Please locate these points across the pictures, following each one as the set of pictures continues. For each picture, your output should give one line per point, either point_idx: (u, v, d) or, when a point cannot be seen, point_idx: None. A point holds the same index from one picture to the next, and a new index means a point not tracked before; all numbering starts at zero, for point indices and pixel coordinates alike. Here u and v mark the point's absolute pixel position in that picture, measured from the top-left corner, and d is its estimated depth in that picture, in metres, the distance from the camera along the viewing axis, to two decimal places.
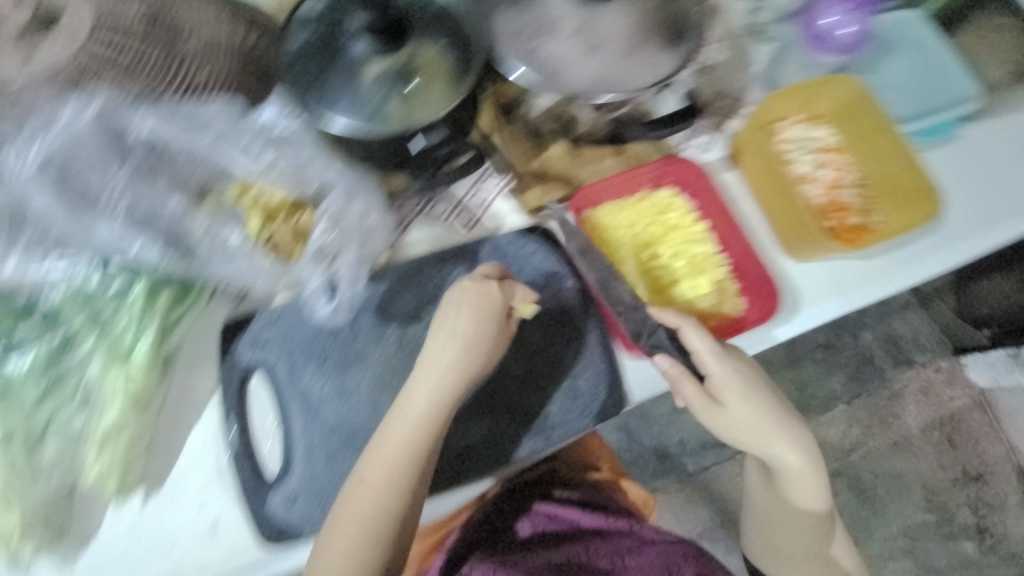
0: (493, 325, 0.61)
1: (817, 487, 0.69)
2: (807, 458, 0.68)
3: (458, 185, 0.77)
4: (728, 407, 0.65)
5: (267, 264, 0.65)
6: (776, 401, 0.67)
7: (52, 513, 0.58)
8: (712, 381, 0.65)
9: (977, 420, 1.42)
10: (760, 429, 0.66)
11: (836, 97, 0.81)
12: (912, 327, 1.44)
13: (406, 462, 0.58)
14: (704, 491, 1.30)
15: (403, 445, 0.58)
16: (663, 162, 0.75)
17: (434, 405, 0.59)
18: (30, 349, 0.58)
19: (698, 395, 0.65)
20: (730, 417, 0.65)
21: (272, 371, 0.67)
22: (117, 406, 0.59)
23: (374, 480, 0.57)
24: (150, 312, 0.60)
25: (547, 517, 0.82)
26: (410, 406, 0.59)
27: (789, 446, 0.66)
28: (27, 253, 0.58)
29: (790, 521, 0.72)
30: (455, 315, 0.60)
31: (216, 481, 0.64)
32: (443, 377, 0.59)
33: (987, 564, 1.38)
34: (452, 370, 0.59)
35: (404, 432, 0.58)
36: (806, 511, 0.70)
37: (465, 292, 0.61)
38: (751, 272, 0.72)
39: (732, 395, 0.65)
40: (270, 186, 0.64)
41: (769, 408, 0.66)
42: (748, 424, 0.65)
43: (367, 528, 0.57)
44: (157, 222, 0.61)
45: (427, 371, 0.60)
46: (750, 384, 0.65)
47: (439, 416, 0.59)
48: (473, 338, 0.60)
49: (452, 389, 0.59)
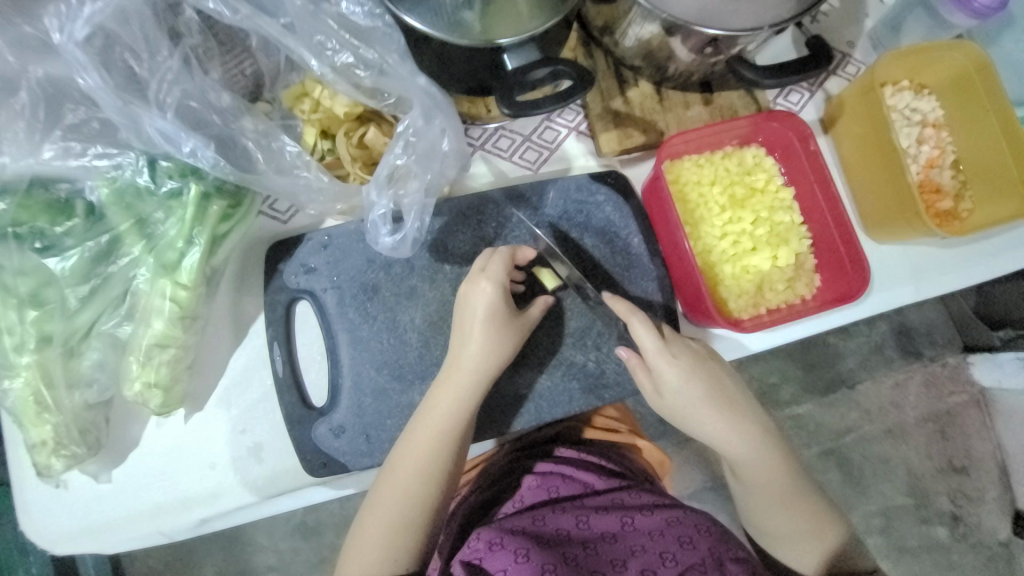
0: (511, 334, 0.59)
1: (786, 472, 0.63)
2: (751, 442, 0.62)
3: (526, 119, 0.71)
4: (665, 398, 0.62)
5: (326, 180, 0.58)
6: (713, 383, 0.62)
7: (90, 424, 0.57)
8: (654, 372, 0.61)
9: (971, 417, 1.17)
10: (704, 418, 0.62)
11: (950, 68, 0.74)
12: (925, 317, 1.17)
13: (428, 470, 0.57)
14: (681, 444, 1.13)
15: (424, 452, 0.57)
16: (760, 116, 0.67)
17: (456, 412, 0.58)
18: (73, 249, 0.54)
19: (648, 383, 0.62)
20: (665, 406, 0.63)
21: (321, 300, 0.63)
22: (163, 318, 0.56)
23: (398, 488, 0.57)
24: (199, 222, 0.55)
25: (558, 478, 0.71)
26: (430, 413, 0.58)
27: (726, 433, 0.62)
28: (69, 140, 0.52)
29: (776, 519, 0.64)
30: (474, 323, 0.58)
31: (259, 404, 0.62)
32: (462, 383, 0.58)
33: (958, 552, 1.17)
34: (474, 377, 0.58)
35: (425, 439, 0.57)
36: (791, 502, 0.64)
37: (485, 295, 0.58)
38: (840, 248, 0.66)
39: (670, 386, 0.61)
40: (333, 93, 0.57)
41: (704, 395, 0.61)
42: (690, 414, 0.62)
43: (395, 538, 0.57)
44: (210, 121, 0.53)
45: (447, 379, 0.58)
46: (685, 370, 0.61)
47: (461, 425, 0.58)
48: (495, 348, 0.58)
49: (474, 396, 0.58)
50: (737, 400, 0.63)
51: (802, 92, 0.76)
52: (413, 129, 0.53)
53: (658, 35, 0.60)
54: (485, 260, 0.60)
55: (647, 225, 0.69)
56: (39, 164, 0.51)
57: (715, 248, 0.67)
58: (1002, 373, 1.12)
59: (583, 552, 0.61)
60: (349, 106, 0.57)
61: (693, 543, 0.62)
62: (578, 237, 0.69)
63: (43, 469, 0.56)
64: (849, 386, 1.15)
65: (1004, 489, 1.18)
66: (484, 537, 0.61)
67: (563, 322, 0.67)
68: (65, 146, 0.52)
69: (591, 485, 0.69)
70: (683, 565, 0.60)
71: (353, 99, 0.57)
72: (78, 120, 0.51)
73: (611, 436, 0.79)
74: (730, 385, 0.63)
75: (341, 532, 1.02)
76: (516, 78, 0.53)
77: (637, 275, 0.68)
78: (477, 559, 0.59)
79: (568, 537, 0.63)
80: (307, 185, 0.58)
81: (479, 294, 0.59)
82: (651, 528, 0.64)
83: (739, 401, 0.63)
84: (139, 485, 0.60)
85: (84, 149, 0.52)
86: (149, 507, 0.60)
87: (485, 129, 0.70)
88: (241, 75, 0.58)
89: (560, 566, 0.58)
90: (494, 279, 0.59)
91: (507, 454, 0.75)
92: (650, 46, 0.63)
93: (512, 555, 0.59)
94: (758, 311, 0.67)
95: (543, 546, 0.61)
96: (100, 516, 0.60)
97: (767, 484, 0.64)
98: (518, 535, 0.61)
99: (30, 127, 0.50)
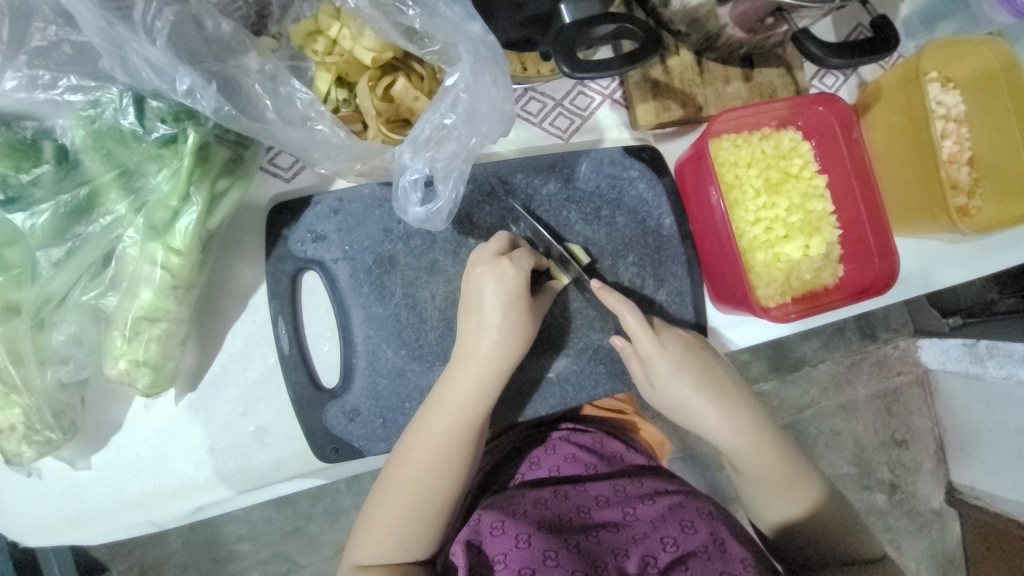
0: (530, 323, 0.56)
1: (783, 456, 0.62)
2: (741, 429, 0.61)
3: (559, 82, 0.64)
4: (656, 387, 0.61)
5: (342, 136, 0.50)
6: (700, 368, 0.61)
7: (64, 406, 0.51)
8: (646, 362, 0.60)
9: (915, 396, 1.23)
10: (699, 408, 0.61)
11: (975, 64, 0.73)
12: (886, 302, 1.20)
13: (442, 463, 0.53)
14: (658, 417, 1.08)
15: (439, 446, 0.53)
16: (802, 99, 0.64)
17: (473, 404, 0.54)
18: (43, 204, 0.46)
19: (639, 374, 0.62)
20: (657, 396, 0.62)
21: (330, 271, 0.57)
22: (152, 288, 0.49)
23: (409, 480, 0.53)
24: (196, 175, 0.47)
25: (559, 456, 0.66)
26: (445, 403, 0.53)
27: (719, 420, 0.61)
28: (35, 67, 0.43)
29: (785, 506, 0.62)
30: (491, 308, 0.54)
31: (261, 385, 0.56)
32: (478, 374, 0.54)
33: (894, 517, 1.24)
34: (487, 367, 0.54)
35: (440, 432, 0.53)
36: (784, 488, 0.62)
37: (502, 275, 0.54)
38: (870, 241, 0.66)
39: (660, 373, 0.60)
40: (358, 32, 0.50)
41: (701, 375, 0.61)
42: (682, 404, 0.61)
43: (409, 530, 0.53)
44: (207, 55, 0.45)
45: (461, 367, 0.54)
46: (676, 358, 0.60)
47: (477, 416, 0.54)
48: (513, 337, 0.54)
49: (493, 388, 0.54)
50: (726, 384, 0.62)
51: (837, 75, 0.73)
52: (463, 85, 0.47)
53: (710, 2, 0.55)
54: (501, 245, 0.56)
55: (679, 207, 0.66)
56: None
57: (747, 234, 0.65)
58: (947, 357, 1.16)
59: (585, 538, 0.57)
60: (377, 50, 0.50)
61: (695, 528, 0.58)
62: (610, 215, 0.65)
63: (12, 456, 0.50)
64: (812, 364, 1.18)
65: (939, 462, 1.26)
66: (485, 520, 0.56)
67: (591, 306, 0.64)
68: (30, 76, 0.43)
69: (595, 468, 0.65)
70: (686, 551, 0.56)
71: (382, 42, 0.50)
72: (45, 43, 0.43)
73: (617, 416, 0.75)
74: (714, 368, 0.62)
75: (316, 503, 0.97)
76: (574, 33, 0.47)
77: (666, 258, 0.66)
78: (477, 542, 0.54)
79: (571, 522, 0.58)
80: (323, 141, 0.50)
81: (496, 272, 0.54)
82: (654, 516, 0.59)
83: (727, 387, 0.62)
84: (123, 472, 0.54)
85: (54, 79, 0.44)
86: (136, 497, 0.55)
87: (515, 90, 0.64)
88: (242, 3, 0.49)
89: (562, 553, 0.54)
90: (516, 260, 0.55)
91: (511, 438, 0.70)
92: (697, 13, 0.58)
93: (514, 540, 0.53)
94: (785, 299, 0.66)
95: (545, 531, 0.55)
96: (80, 506, 0.54)
97: (761, 465, 0.61)
98: (520, 518, 0.56)
99: None
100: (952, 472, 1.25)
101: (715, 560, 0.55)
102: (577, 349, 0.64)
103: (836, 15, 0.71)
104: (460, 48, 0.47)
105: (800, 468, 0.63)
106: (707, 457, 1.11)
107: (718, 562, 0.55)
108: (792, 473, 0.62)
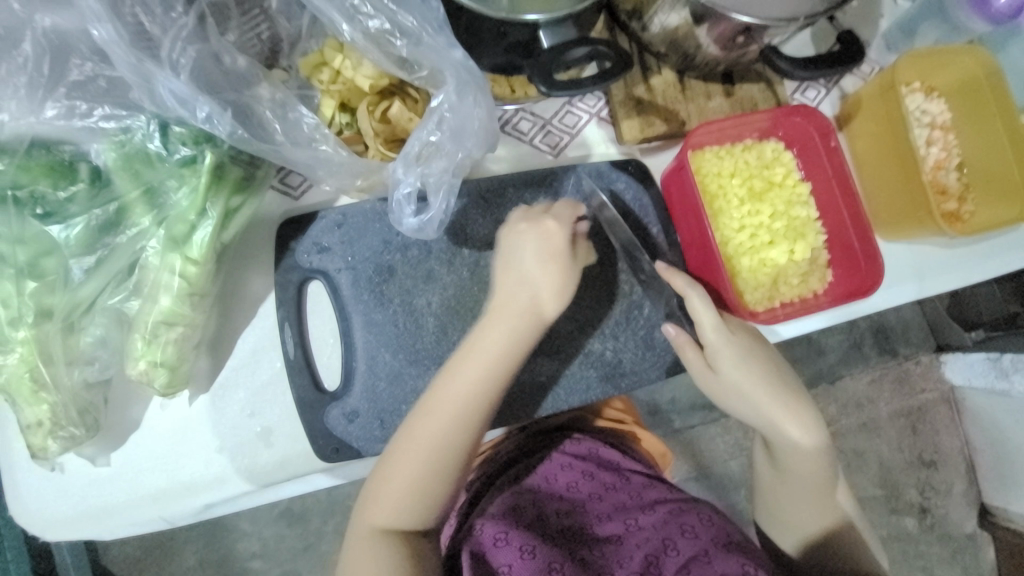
0: (570, 279, 0.57)
1: (826, 461, 0.62)
2: (801, 429, 0.60)
3: (547, 103, 0.69)
4: (719, 374, 0.61)
5: (344, 155, 0.55)
6: (765, 360, 0.61)
7: (88, 404, 0.55)
8: (708, 350, 0.61)
9: (941, 414, 1.20)
10: (758, 403, 0.60)
11: (958, 73, 0.74)
12: (903, 315, 1.19)
13: (471, 408, 0.53)
14: (669, 434, 1.08)
15: (471, 391, 0.54)
16: (781, 110, 0.67)
17: (506, 353, 0.55)
18: (78, 217, 0.51)
19: (697, 362, 0.61)
20: (717, 384, 0.61)
21: (334, 281, 0.61)
22: (171, 294, 0.53)
23: (435, 426, 0.53)
24: (212, 192, 0.52)
25: (556, 465, 0.67)
26: (480, 351, 0.55)
27: (776, 415, 0.60)
28: (73, 98, 0.49)
29: (811, 516, 0.63)
30: (530, 267, 0.56)
31: (268, 387, 0.60)
32: (517, 324, 0.55)
33: (925, 542, 1.19)
34: (525, 317, 0.56)
35: (475, 377, 0.54)
36: (809, 491, 0.62)
37: (541, 239, 0.57)
38: (855, 246, 0.67)
39: (725, 360, 0.60)
40: (357, 62, 0.55)
41: (767, 370, 0.61)
42: (741, 394, 0.60)
43: (429, 480, 0.53)
44: (224, 86, 0.51)
45: (498, 318, 0.56)
46: (743, 348, 0.60)
47: (509, 364, 0.55)
48: (553, 291, 0.56)
49: (521, 348, 0.55)
50: (788, 380, 0.62)
51: (819, 88, 0.76)
52: (448, 104, 0.52)
53: (686, 24, 0.59)
54: (547, 207, 0.60)
55: (666, 217, 0.68)
56: (41, 123, 0.49)
57: (732, 240, 0.67)
58: (971, 372, 1.13)
59: (588, 550, 0.58)
60: (374, 78, 0.55)
61: (695, 532, 0.57)
62: (597, 225, 0.68)
63: (38, 451, 0.54)
64: (828, 381, 1.16)
65: (971, 483, 1.21)
66: (489, 530, 0.58)
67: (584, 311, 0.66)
68: (69, 106, 0.49)
69: (592, 474, 0.66)
70: (685, 555, 0.55)
71: (379, 71, 0.55)
72: (82, 78, 0.49)
73: (615, 425, 0.76)
74: (779, 366, 0.62)
75: (328, 520, 0.99)
76: (551, 58, 0.52)
77: (655, 264, 0.68)
78: (481, 552, 0.57)
79: (575, 532, 0.59)
80: (327, 159, 0.55)
81: (516, 261, 0.57)
82: (654, 522, 0.59)
83: (792, 384, 0.62)
84: (140, 468, 0.58)
85: (90, 109, 0.50)
86: (150, 492, 0.58)
87: (506, 111, 0.68)
88: (258, 40, 0.55)
89: (566, 565, 0.55)
90: (559, 219, 0.58)
91: (509, 444, 0.72)
92: (674, 35, 0.62)
93: (517, 552, 0.56)
94: (773, 304, 0.67)
95: (548, 542, 0.57)
96: (99, 501, 0.58)
97: (802, 469, 0.62)
98: (524, 529, 0.58)
99: (32, 83, 0.48)
100: (985, 494, 1.20)
101: (714, 561, 0.54)
102: (571, 353, 0.66)
103: (814, 32, 0.75)
104: (445, 73, 0.52)
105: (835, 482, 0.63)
106: (722, 475, 1.10)
107: (718, 565, 0.53)
108: (826, 483, 0.62)
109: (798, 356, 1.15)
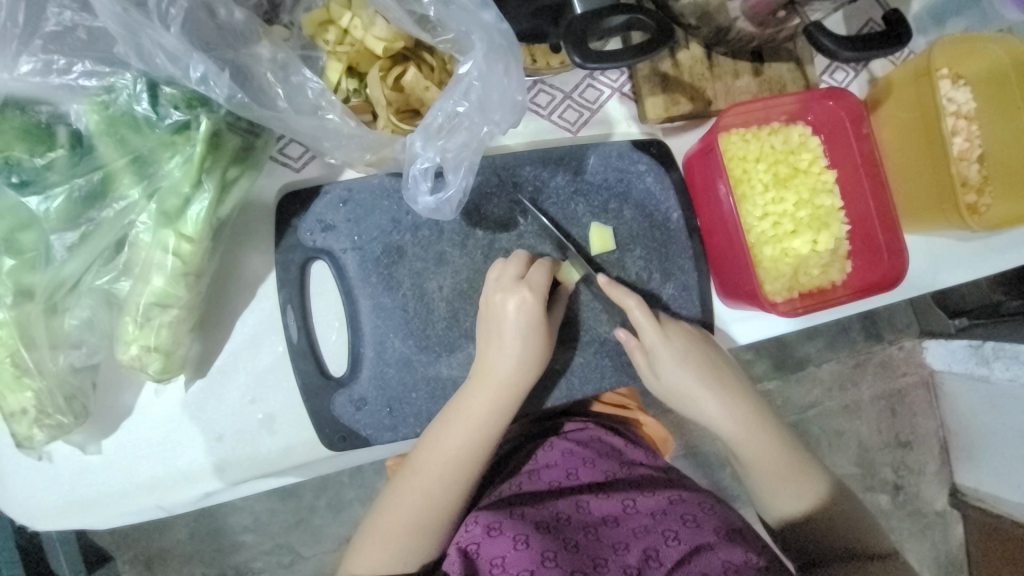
0: (547, 346, 0.57)
1: (781, 441, 0.62)
2: (745, 416, 0.62)
3: (568, 75, 0.64)
4: (662, 380, 0.61)
5: (352, 125, 0.50)
6: (704, 362, 0.62)
7: (75, 390, 0.52)
8: (653, 355, 0.61)
9: (918, 397, 1.21)
10: (706, 397, 0.62)
11: (985, 61, 0.71)
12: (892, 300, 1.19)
13: (451, 478, 0.55)
14: (659, 413, 1.08)
15: (452, 464, 0.54)
16: (813, 93, 0.64)
17: (488, 426, 0.55)
18: (58, 188, 0.46)
19: (644, 367, 0.62)
20: (663, 388, 0.62)
21: (340, 262, 0.57)
22: (164, 274, 0.49)
23: (417, 492, 0.54)
24: (209, 163, 0.47)
25: (557, 452, 0.64)
26: (459, 426, 0.54)
27: (723, 409, 0.62)
28: (51, 53, 0.44)
29: (787, 498, 0.62)
30: (512, 332, 0.55)
31: (269, 372, 0.57)
32: (497, 395, 0.55)
33: (896, 518, 1.23)
34: (504, 389, 0.55)
35: (453, 449, 0.54)
36: (784, 476, 0.62)
37: (524, 300, 0.55)
38: (878, 238, 0.66)
39: (666, 366, 0.61)
40: (369, 21, 0.50)
41: (707, 365, 0.62)
42: (688, 394, 0.62)
43: (409, 541, 0.54)
44: (220, 42, 0.46)
45: (478, 385, 0.55)
46: (683, 349, 0.61)
47: (491, 438, 0.55)
48: (530, 359, 0.55)
49: (506, 416, 0.55)
50: (731, 381, 0.63)
51: (847, 70, 0.73)
52: (477, 72, 0.48)
53: None
54: (519, 266, 0.57)
55: (687, 200, 0.66)
56: (15, 80, 0.44)
57: (755, 228, 0.65)
58: (951, 358, 1.15)
59: (584, 536, 0.56)
60: (388, 40, 0.50)
61: (697, 521, 0.57)
62: (617, 208, 0.65)
63: (23, 440, 0.51)
64: (816, 364, 1.17)
65: (942, 463, 1.24)
66: (481, 521, 0.55)
67: (599, 301, 0.64)
68: (46, 61, 0.44)
69: (593, 462, 0.63)
70: (688, 544, 0.55)
71: (394, 31, 0.50)
72: (60, 29, 0.43)
73: (619, 411, 0.73)
74: (720, 362, 0.63)
75: (321, 495, 0.98)
76: (585, 24, 0.49)
77: (674, 252, 0.66)
78: (476, 546, 0.53)
79: (570, 519, 0.57)
80: (334, 130, 0.51)
81: (514, 299, 0.55)
82: (655, 508, 0.58)
83: (733, 377, 0.63)
84: (133, 456, 0.55)
85: (69, 65, 0.45)
86: (145, 481, 0.56)
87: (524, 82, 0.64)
88: None
89: (561, 554, 0.53)
90: (538, 267, 0.57)
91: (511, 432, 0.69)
92: (706, 7, 0.57)
93: (512, 542, 0.53)
94: (792, 294, 0.66)
95: (543, 530, 0.55)
96: (90, 490, 0.55)
97: (761, 455, 0.61)
98: (518, 518, 0.55)
99: (4, 33, 0.42)
100: (956, 474, 1.23)
101: (718, 550, 0.54)
102: (584, 342, 0.64)
103: (847, 10, 0.71)
104: (472, 37, 0.48)
105: (802, 459, 0.63)
106: (710, 453, 1.11)
107: (722, 552, 0.53)
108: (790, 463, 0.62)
109: (788, 338, 1.16)
